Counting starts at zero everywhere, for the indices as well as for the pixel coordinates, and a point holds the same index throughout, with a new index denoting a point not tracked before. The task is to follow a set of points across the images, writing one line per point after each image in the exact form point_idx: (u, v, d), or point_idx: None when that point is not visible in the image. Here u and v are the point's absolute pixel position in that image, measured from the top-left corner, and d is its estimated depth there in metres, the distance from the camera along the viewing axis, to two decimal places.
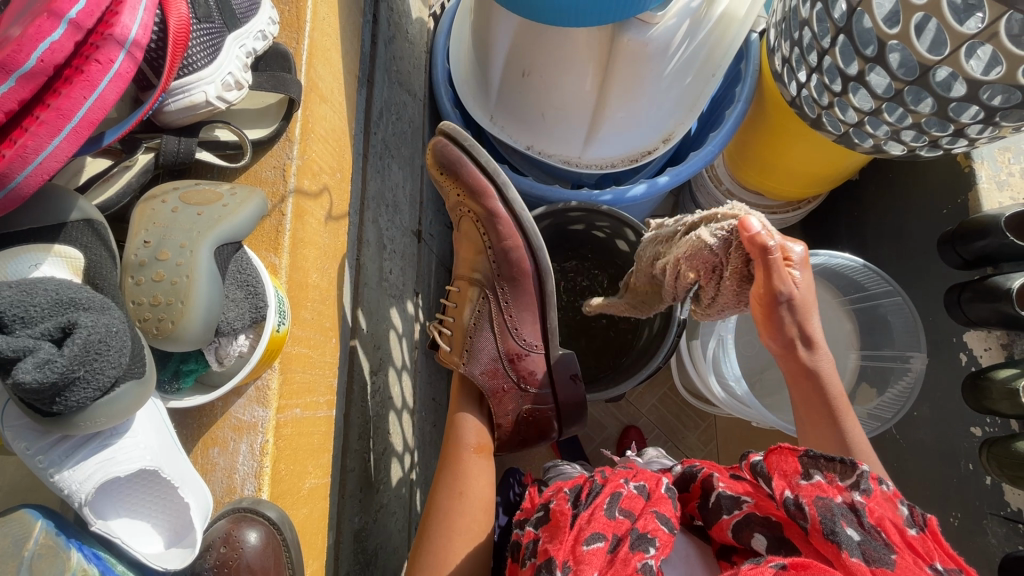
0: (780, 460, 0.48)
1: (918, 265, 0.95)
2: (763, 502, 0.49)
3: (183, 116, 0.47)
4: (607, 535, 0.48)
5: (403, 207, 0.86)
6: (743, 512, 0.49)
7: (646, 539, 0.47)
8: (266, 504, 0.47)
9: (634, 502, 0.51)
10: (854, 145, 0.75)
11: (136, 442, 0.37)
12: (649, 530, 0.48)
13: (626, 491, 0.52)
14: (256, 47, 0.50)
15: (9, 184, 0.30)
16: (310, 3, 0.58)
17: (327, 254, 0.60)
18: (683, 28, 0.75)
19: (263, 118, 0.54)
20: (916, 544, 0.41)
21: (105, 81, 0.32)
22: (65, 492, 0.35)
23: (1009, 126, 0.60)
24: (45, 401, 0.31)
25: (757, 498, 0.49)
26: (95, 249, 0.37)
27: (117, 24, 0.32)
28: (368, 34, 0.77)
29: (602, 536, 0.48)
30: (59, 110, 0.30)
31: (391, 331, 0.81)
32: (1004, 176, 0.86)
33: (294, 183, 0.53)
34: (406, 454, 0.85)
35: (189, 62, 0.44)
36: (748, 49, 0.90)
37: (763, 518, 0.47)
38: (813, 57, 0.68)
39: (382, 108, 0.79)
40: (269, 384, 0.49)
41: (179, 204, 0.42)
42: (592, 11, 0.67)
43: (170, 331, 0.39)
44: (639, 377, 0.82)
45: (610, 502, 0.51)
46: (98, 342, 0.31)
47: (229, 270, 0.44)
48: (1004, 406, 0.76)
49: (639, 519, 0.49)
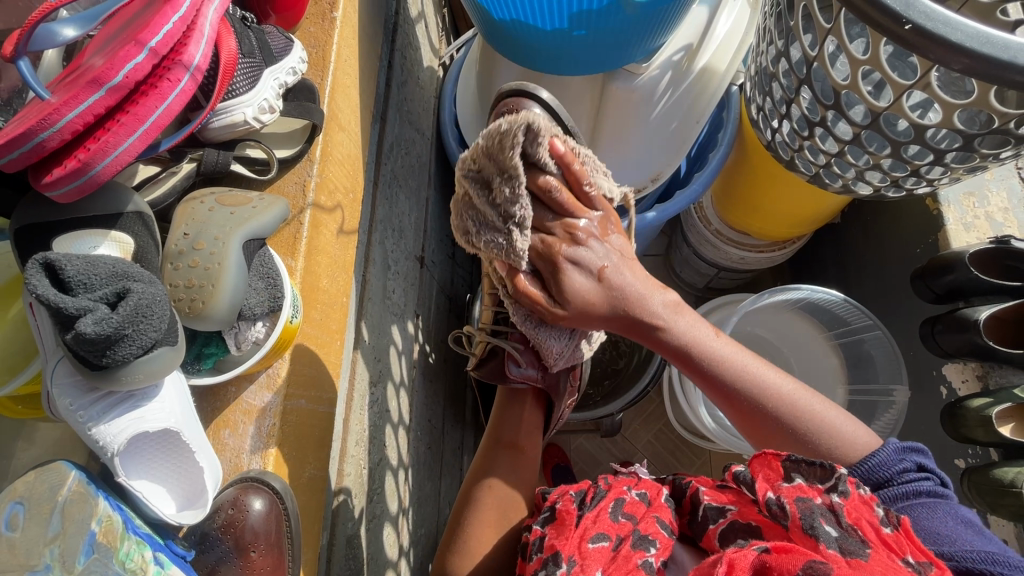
0: (764, 466, 0.49)
1: (894, 302, 1.00)
2: (746, 508, 0.50)
3: (224, 133, 0.55)
4: (610, 534, 0.51)
5: (408, 233, 0.92)
6: (728, 519, 0.50)
7: (647, 540, 0.50)
8: (272, 476, 0.52)
9: (636, 507, 0.54)
10: (826, 185, 0.82)
11: (162, 406, 0.42)
12: (650, 532, 0.51)
13: (628, 497, 0.55)
14: (288, 80, 0.57)
15: (89, 172, 0.37)
16: (334, 47, 0.68)
17: (339, 265, 0.66)
18: (666, 78, 0.85)
19: (289, 140, 0.62)
20: (891, 541, 0.41)
21: (173, 94, 0.40)
22: (100, 444, 0.41)
23: (960, 168, 0.67)
24: (97, 354, 0.36)
25: (741, 506, 0.50)
26: (144, 238, 0.44)
27: (186, 53, 0.40)
28: (383, 78, 0.88)
29: (606, 536, 0.51)
30: (136, 115, 0.38)
31: (391, 346, 0.85)
32: (970, 219, 0.90)
33: (313, 198, 0.60)
34: (400, 468, 0.88)
35: (232, 88, 0.52)
36: (728, 99, 0.99)
37: (745, 524, 0.48)
38: (783, 107, 0.76)
39: (393, 141, 0.88)
40: (279, 372, 0.55)
41: (215, 204, 0.48)
42: (585, 58, 0.77)
43: (200, 309, 0.45)
44: (627, 398, 0.93)
45: (615, 506, 0.53)
46: (146, 306, 0.37)
47: (254, 263, 0.50)
48: (980, 433, 0.77)
49: (641, 522, 0.52)
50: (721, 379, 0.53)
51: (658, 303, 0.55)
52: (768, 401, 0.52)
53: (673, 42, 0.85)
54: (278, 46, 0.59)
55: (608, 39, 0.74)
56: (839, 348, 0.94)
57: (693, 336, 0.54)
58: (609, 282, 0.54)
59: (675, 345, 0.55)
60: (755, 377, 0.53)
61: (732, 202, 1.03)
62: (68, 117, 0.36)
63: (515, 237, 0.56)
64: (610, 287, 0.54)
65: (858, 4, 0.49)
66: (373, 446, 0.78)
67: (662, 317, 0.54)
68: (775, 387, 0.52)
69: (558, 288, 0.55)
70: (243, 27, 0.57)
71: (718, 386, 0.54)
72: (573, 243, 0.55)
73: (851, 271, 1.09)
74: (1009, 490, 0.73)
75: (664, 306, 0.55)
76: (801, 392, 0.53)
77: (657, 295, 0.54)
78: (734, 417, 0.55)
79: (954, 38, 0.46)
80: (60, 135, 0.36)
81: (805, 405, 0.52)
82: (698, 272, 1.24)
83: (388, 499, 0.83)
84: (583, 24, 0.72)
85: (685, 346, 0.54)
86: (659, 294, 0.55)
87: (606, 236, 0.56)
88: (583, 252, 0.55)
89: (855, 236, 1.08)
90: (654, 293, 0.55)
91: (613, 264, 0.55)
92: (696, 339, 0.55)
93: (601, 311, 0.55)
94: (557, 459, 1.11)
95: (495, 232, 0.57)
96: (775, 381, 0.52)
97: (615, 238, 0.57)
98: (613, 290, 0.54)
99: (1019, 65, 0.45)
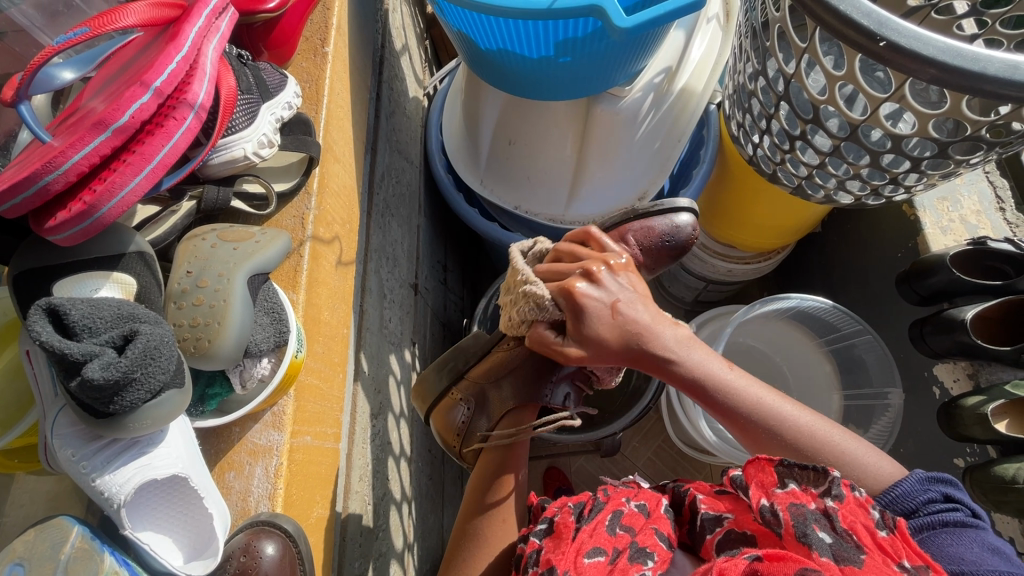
0: (758, 471, 0.47)
1: (882, 306, 1.02)
2: (743, 517, 0.49)
3: (223, 169, 0.55)
4: (608, 548, 0.49)
5: (402, 261, 0.92)
6: (724, 529, 0.49)
7: (645, 553, 0.48)
8: (283, 516, 0.50)
9: (635, 519, 0.52)
10: (809, 196, 0.84)
11: (169, 451, 0.41)
12: (648, 544, 0.49)
13: (627, 508, 0.53)
14: (284, 114, 0.58)
15: (95, 215, 0.37)
16: (327, 81, 0.68)
17: (339, 296, 0.65)
18: (648, 99, 0.88)
19: (286, 173, 0.61)
20: (886, 546, 0.40)
21: (178, 132, 0.40)
22: (105, 495, 0.39)
23: (937, 175, 0.70)
24: (104, 401, 0.35)
25: (737, 514, 0.50)
26: (146, 278, 0.43)
27: (189, 92, 0.40)
28: (372, 109, 0.88)
29: (603, 550, 0.49)
30: (142, 154, 0.38)
31: (390, 376, 0.84)
32: (946, 222, 0.94)
33: (312, 230, 0.60)
34: (403, 502, 0.85)
35: (232, 124, 0.52)
36: (708, 118, 1.02)
37: (741, 533, 0.47)
38: (763, 123, 0.78)
39: (384, 171, 0.88)
40: (284, 410, 0.53)
41: (217, 240, 0.48)
42: (570, 82, 0.80)
43: (206, 348, 0.44)
44: (630, 416, 0.93)
45: (612, 518, 0.52)
46: (154, 348, 0.36)
47: (259, 299, 0.49)
48: (977, 431, 0.78)
49: (639, 534, 0.50)
50: (735, 412, 0.51)
51: (668, 335, 0.54)
52: (783, 425, 0.50)
53: (654, 65, 0.88)
54: (272, 82, 0.59)
55: (592, 64, 0.76)
56: (832, 355, 0.95)
57: (705, 372, 0.53)
58: (621, 317, 0.54)
59: (687, 379, 0.53)
60: (768, 409, 0.51)
61: (717, 217, 1.05)
62: (73, 159, 0.35)
63: (534, 288, 0.59)
64: (624, 322, 0.54)
65: (832, 24, 0.51)
66: (376, 481, 0.76)
67: (673, 351, 0.53)
68: (790, 419, 0.50)
69: (574, 325, 0.55)
70: (240, 64, 0.57)
71: (737, 418, 0.52)
72: (588, 280, 0.56)
73: (838, 277, 1.11)
74: (1012, 486, 0.73)
75: (673, 340, 0.54)
76: (818, 422, 0.50)
77: (665, 327, 0.54)
78: (750, 451, 0.52)
79: (926, 53, 0.48)
80: (65, 177, 0.35)
81: (823, 436, 0.49)
82: (687, 287, 1.25)
83: (393, 534, 0.81)
84: (568, 50, 0.73)
85: (699, 380, 0.52)
86: (669, 328, 0.55)
87: (618, 272, 0.56)
88: (595, 290, 0.55)
89: (838, 245, 1.11)
90: (664, 326, 0.55)
91: (626, 297, 0.55)
92: (708, 372, 0.53)
93: (615, 350, 0.54)
94: (558, 482, 1.09)
95: (524, 302, 0.61)
96: (791, 413, 0.50)
97: (627, 277, 0.57)
98: (628, 324, 0.54)
99: (990, 76, 0.48)
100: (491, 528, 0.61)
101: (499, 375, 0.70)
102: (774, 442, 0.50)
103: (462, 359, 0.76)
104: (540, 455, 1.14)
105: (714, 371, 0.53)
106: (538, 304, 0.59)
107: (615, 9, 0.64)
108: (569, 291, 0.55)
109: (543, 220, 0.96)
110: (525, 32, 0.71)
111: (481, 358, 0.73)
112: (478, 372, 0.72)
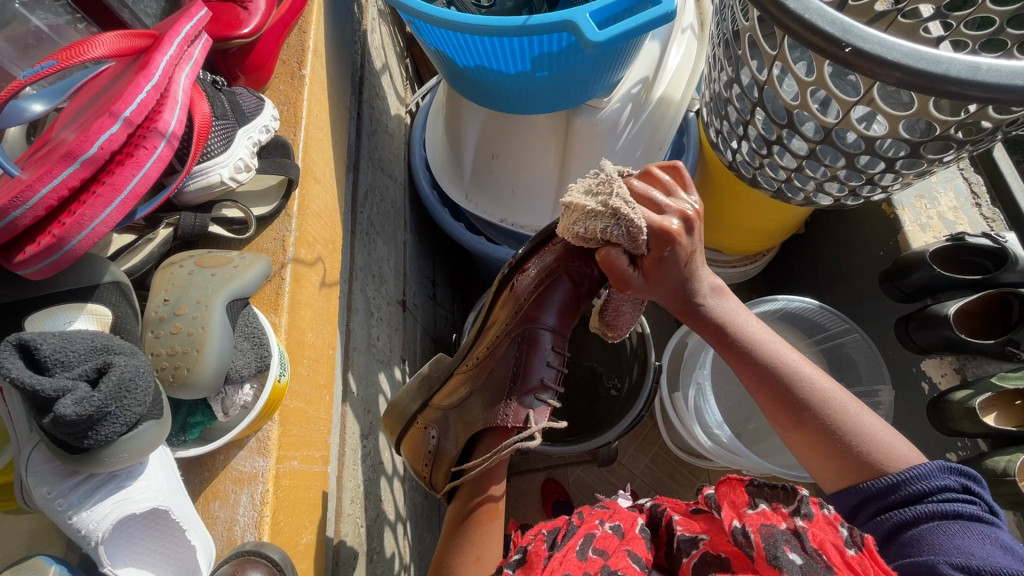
0: (730, 491, 0.48)
1: (868, 305, 1.03)
2: (717, 538, 0.49)
3: (200, 196, 0.55)
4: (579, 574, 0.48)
5: (388, 278, 0.91)
6: (700, 551, 0.48)
7: None
8: (269, 546, 0.47)
9: (608, 541, 0.52)
10: (789, 199, 0.85)
11: (149, 484, 0.40)
12: (620, 567, 0.49)
13: (600, 531, 0.53)
14: (262, 138, 0.58)
15: (65, 247, 0.37)
16: (305, 103, 0.69)
17: (322, 316, 0.65)
18: (627, 109, 0.88)
19: (266, 197, 0.61)
20: (854, 563, 0.40)
21: (150, 161, 0.40)
22: (82, 532, 0.38)
23: (911, 173, 0.71)
24: (78, 436, 0.35)
25: (713, 535, 0.50)
26: (122, 308, 0.43)
27: (160, 120, 0.41)
28: (353, 129, 0.89)
29: None
30: (113, 185, 0.38)
31: (380, 395, 0.83)
32: (925, 219, 0.95)
33: (293, 252, 0.59)
34: (398, 523, 0.84)
35: (207, 150, 0.53)
36: (687, 125, 1.03)
37: (715, 556, 0.47)
38: (741, 129, 0.79)
39: (367, 190, 0.89)
40: (269, 435, 0.52)
41: (195, 267, 0.47)
42: (547, 95, 0.80)
43: (185, 377, 0.43)
44: (623, 424, 0.91)
45: (584, 543, 0.52)
46: (129, 380, 0.35)
47: (238, 324, 0.49)
48: (967, 425, 0.78)
49: (611, 557, 0.50)
50: (754, 359, 0.54)
51: (704, 282, 0.56)
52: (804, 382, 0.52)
53: (631, 76, 0.89)
54: (249, 106, 0.59)
55: (569, 76, 0.77)
56: (821, 354, 0.95)
57: (729, 318, 0.56)
58: (691, 267, 0.54)
59: (712, 324, 0.56)
60: (788, 364, 0.53)
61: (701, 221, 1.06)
62: (41, 193, 0.35)
63: (633, 213, 0.50)
64: (688, 268, 0.54)
65: (799, 32, 0.52)
66: (369, 502, 0.75)
67: (704, 294, 0.56)
68: (812, 378, 0.52)
69: (653, 265, 0.53)
70: (215, 90, 0.57)
71: (754, 368, 0.53)
72: (684, 223, 0.52)
73: (823, 278, 1.12)
74: (1004, 479, 0.73)
75: (708, 286, 0.56)
76: (835, 389, 0.52)
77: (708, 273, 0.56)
78: (759, 401, 0.54)
79: (890, 57, 0.50)
80: (33, 212, 0.35)
81: (839, 401, 0.51)
82: None
83: (387, 556, 0.79)
84: (545, 65, 0.74)
85: (723, 325, 0.55)
86: (705, 276, 0.56)
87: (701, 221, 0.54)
88: (688, 233, 0.52)
89: (822, 245, 1.12)
90: (704, 268, 0.56)
91: (699, 249, 0.54)
92: (733, 320, 0.55)
93: (670, 286, 0.55)
94: (558, 493, 1.10)
95: (597, 219, 0.52)
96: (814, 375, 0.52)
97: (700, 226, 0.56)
98: (691, 270, 0.54)
99: (953, 77, 0.49)
100: (463, 565, 0.60)
101: (462, 399, 0.69)
102: (791, 396, 0.52)
103: (427, 386, 0.74)
104: (538, 467, 1.13)
105: (741, 321, 0.55)
106: (627, 227, 0.51)
107: (587, 23, 0.65)
108: (669, 233, 0.51)
109: (528, 232, 0.97)
110: (501, 49, 0.72)
111: (444, 383, 0.73)
112: (441, 397, 0.71)
